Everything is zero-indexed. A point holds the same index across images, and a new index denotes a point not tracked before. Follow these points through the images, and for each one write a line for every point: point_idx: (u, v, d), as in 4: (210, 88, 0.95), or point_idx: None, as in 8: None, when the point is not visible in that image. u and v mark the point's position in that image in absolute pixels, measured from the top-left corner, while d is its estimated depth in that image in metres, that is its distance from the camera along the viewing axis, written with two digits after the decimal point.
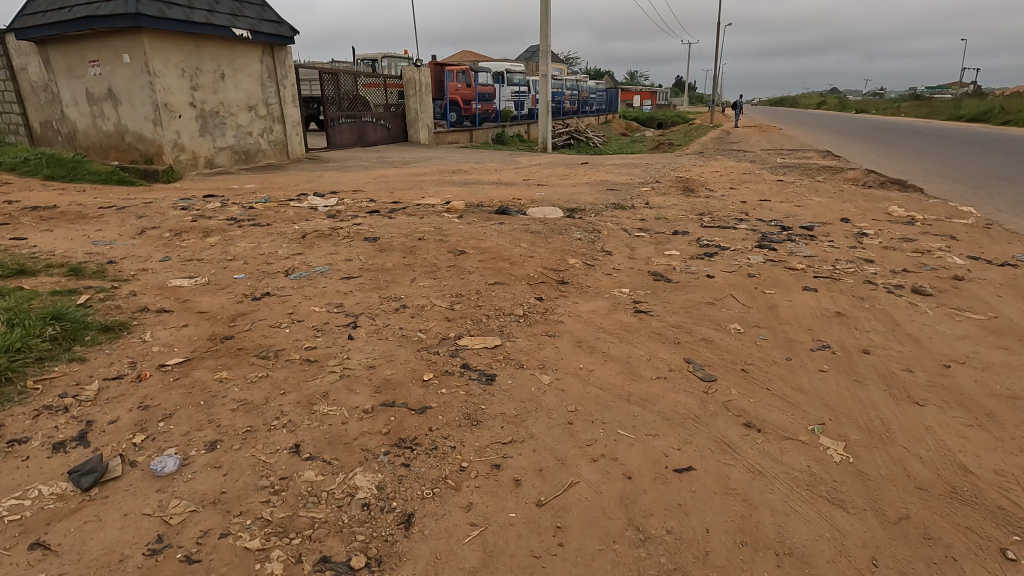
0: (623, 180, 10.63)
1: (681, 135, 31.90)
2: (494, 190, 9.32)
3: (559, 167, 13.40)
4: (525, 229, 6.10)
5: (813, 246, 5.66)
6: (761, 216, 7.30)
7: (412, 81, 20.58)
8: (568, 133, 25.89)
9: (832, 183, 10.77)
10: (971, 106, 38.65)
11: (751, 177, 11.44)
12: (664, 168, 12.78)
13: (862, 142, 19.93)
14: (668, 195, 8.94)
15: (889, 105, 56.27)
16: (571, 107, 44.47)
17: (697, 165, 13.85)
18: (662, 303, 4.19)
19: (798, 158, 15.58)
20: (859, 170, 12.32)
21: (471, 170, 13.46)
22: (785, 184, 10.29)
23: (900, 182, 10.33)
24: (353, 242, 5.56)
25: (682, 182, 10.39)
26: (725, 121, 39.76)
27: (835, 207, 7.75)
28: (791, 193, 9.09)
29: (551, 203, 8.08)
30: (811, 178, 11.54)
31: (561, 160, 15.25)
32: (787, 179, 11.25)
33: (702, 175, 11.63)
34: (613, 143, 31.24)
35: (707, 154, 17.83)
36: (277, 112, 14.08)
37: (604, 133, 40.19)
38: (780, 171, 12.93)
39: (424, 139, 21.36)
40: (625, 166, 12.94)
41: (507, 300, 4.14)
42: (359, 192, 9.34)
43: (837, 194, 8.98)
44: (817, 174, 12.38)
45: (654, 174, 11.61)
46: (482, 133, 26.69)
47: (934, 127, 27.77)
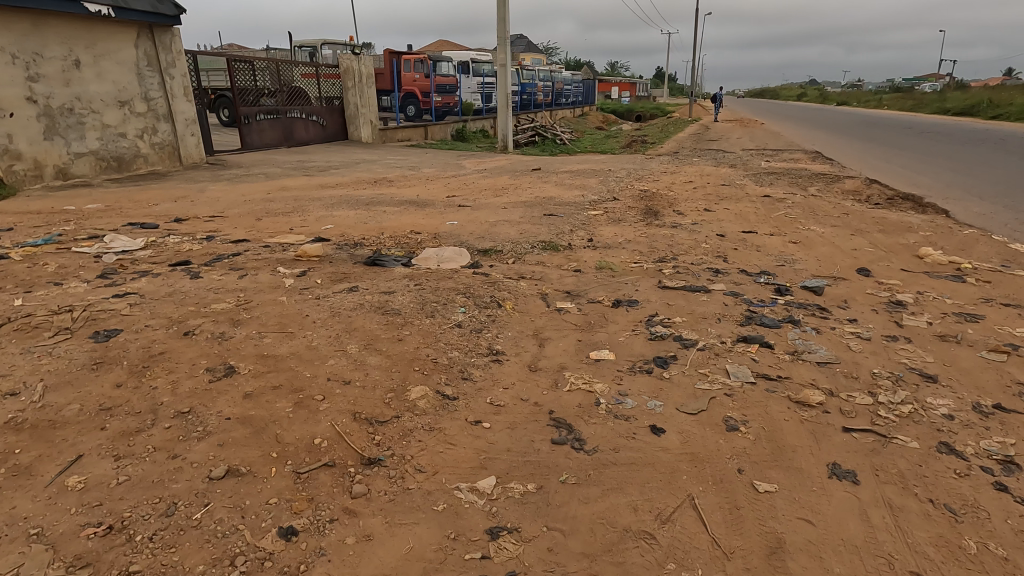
0: (570, 197, 8.40)
1: (657, 130, 29.76)
2: (396, 217, 7.05)
3: (504, 176, 11.14)
4: (380, 304, 3.89)
5: (829, 338, 3.54)
6: (742, 263, 5.18)
7: (350, 71, 18.08)
8: (533, 129, 23.58)
9: (830, 200, 8.71)
10: (960, 98, 37.14)
11: (730, 191, 9.31)
12: (629, 177, 10.60)
13: (854, 141, 18.02)
14: (622, 223, 6.77)
15: (872, 98, 54.84)
16: (544, 99, 42.07)
17: (668, 172, 11.67)
18: (547, 534, 2.04)
19: (785, 162, 13.49)
20: (859, 180, 10.30)
21: (397, 179, 11.14)
22: (773, 203, 8.18)
23: (915, 200, 8.29)
24: (64, 343, 3.28)
25: (646, 201, 8.24)
26: (705, 115, 37.71)
27: (843, 248, 5.67)
28: (781, 218, 6.98)
29: (458, 242, 5.86)
30: (804, 192, 9.49)
31: (512, 166, 12.99)
32: (774, 194, 9.17)
33: (671, 188, 9.49)
34: (586, 139, 29.04)
35: (682, 155, 15.71)
36: (163, 109, 11.61)
37: (579, 128, 37.84)
38: (765, 181, 10.84)
39: (367, 138, 18.91)
40: (581, 176, 10.71)
41: (211, 546, 1.92)
42: (212, 220, 6.99)
43: (841, 220, 6.90)
44: (809, 185, 10.33)
45: (612, 187, 9.41)
46: (439, 129, 24.27)
47: (925, 122, 26.06)
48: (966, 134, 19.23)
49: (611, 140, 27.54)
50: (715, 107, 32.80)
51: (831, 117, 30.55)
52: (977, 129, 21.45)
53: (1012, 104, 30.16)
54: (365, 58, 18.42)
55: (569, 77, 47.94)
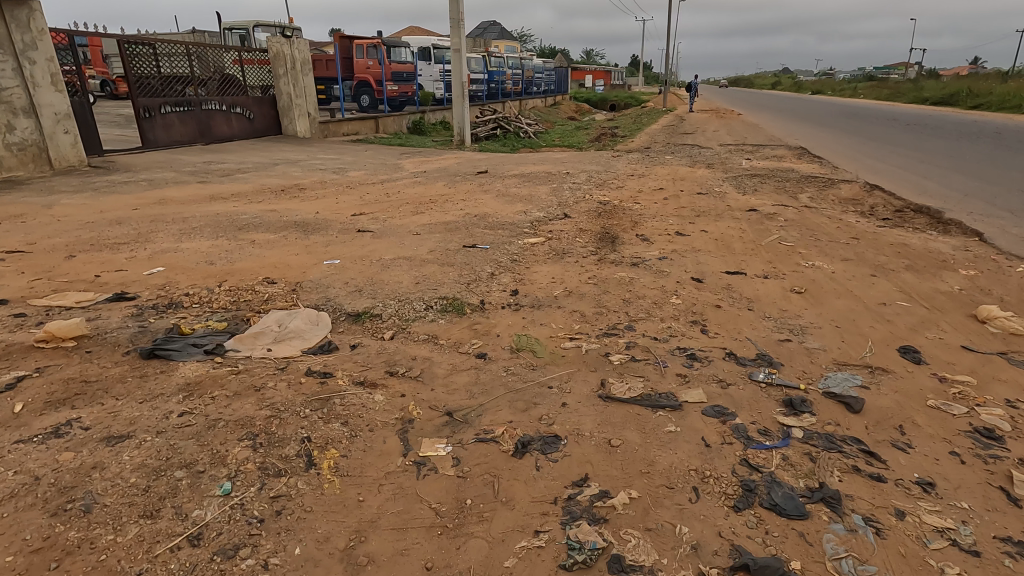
0: (508, 216, 6.64)
1: (630, 121, 28.17)
2: (263, 251, 5.21)
3: (442, 182, 9.35)
4: (72, 480, 2.09)
5: (902, 553, 1.87)
6: (729, 336, 3.50)
7: (280, 56, 16.00)
8: (495, 121, 21.68)
9: (827, 213, 7.13)
10: (937, 87, 36.33)
11: (708, 201, 7.66)
12: (588, 184, 8.88)
13: (839, 134, 16.59)
14: (565, 258, 5.06)
15: (847, 87, 54.01)
16: (513, 88, 40.06)
17: (635, 174, 10.01)
18: None
19: (768, 161, 11.93)
20: (856, 186, 8.77)
21: (313, 186, 9.25)
22: (761, 219, 6.55)
23: (931, 216, 6.79)
24: None
25: (602, 220, 6.54)
26: (679, 104, 36.22)
27: (867, 301, 4.06)
28: (774, 247, 5.35)
29: (324, 298, 4.08)
30: (795, 201, 7.97)
31: (457, 168, 11.19)
32: (760, 204, 7.56)
33: (635, 199, 7.82)
34: (554, 131, 27.27)
35: (654, 152, 14.08)
36: (24, 101, 9.49)
37: (549, 118, 36.04)
38: (748, 185, 9.25)
39: (303, 132, 16.87)
40: (531, 182, 8.96)
41: None
42: (3, 259, 5.06)
43: (850, 247, 5.31)
44: (799, 192, 8.76)
45: (564, 199, 7.68)
46: (393, 122, 22.22)
47: (907, 112, 24.91)
48: (955, 126, 18.01)
49: (581, 132, 25.78)
50: (690, 97, 31.30)
51: (810, 107, 29.28)
52: (963, 120, 20.39)
53: (992, 94, 29.24)
54: (299, 42, 16.30)
55: (540, 64, 45.87)
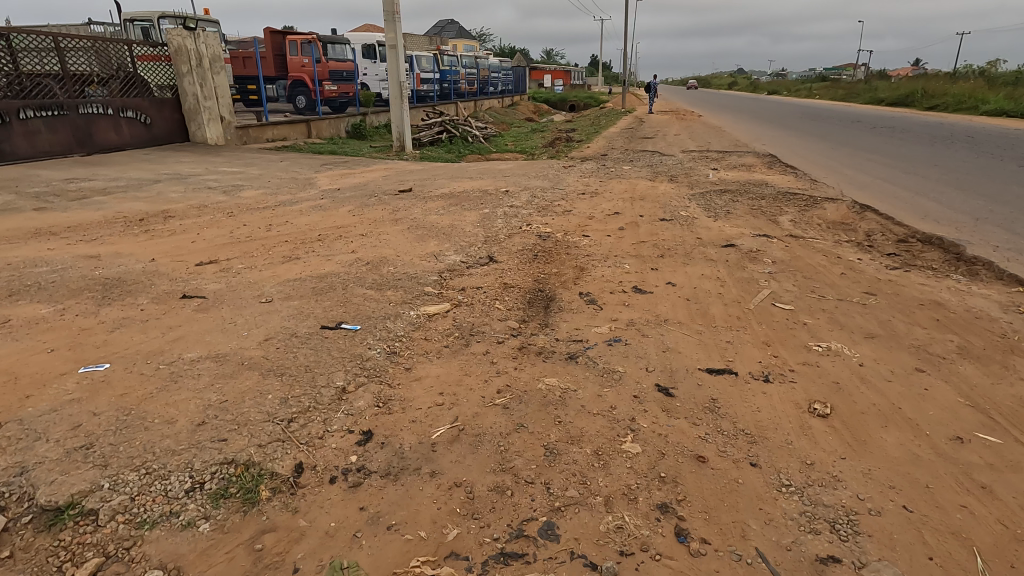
0: (412, 262, 4.96)
1: (587, 124, 26.83)
2: (3, 344, 3.36)
3: (351, 204, 7.60)
4: None
5: None
6: (726, 551, 1.92)
7: (182, 51, 13.84)
8: (441, 124, 19.92)
9: (819, 248, 5.72)
10: (890, 88, 36.41)
11: (672, 231, 6.16)
12: (528, 207, 7.27)
13: (807, 138, 15.55)
14: (472, 344, 3.41)
15: (802, 88, 54.34)
16: (467, 87, 38.25)
17: (586, 192, 8.47)
18: None
19: (737, 172, 10.62)
20: (844, 207, 7.46)
21: (186, 213, 7.36)
22: (741, 260, 5.08)
23: (947, 253, 5.47)
24: None
25: (536, 268, 4.93)
26: (639, 105, 35.15)
27: (932, 431, 2.56)
28: (768, 317, 3.83)
29: (15, 466, 2.29)
30: (775, 229, 6.58)
31: (380, 184, 9.45)
32: (736, 234, 6.12)
33: (584, 230, 6.26)
34: (509, 134, 25.72)
35: (611, 160, 12.66)
36: None
37: (503, 119, 34.44)
38: (717, 204, 7.85)
39: (215, 138, 14.74)
40: (459, 205, 7.31)
41: None
42: None
43: (870, 313, 3.86)
44: (777, 214, 7.40)
45: (493, 233, 6.04)
46: (329, 128, 20.21)
47: (868, 114, 24.36)
48: (922, 128, 17.26)
49: (536, 136, 24.28)
50: (649, 99, 30.25)
51: (771, 109, 28.57)
52: (926, 122, 19.78)
53: (946, 95, 29.12)
54: (206, 36, 14.15)
55: (496, 63, 44.21)
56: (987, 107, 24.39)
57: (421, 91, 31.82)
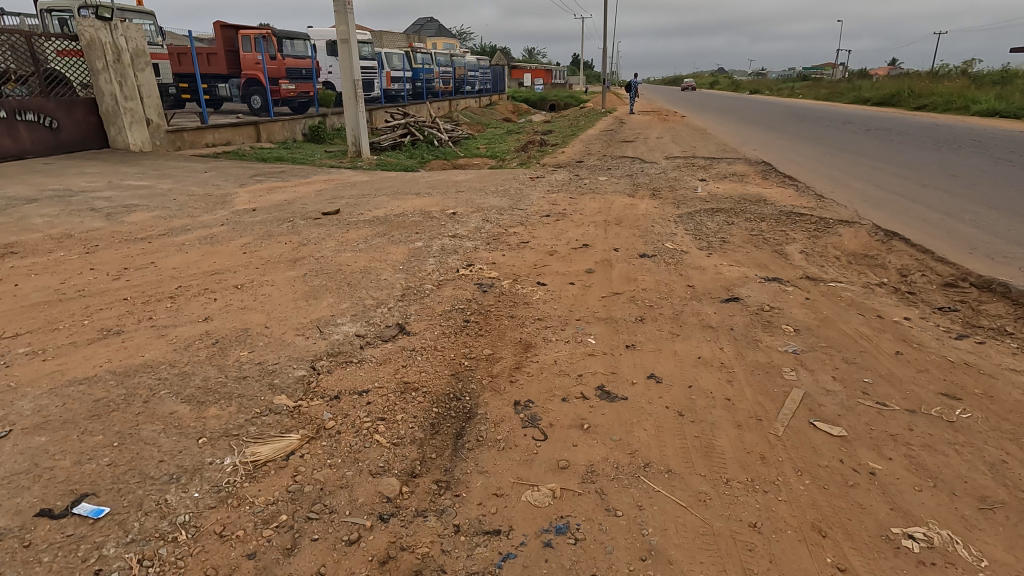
0: (282, 338, 3.44)
1: (565, 125, 25.38)
2: None
3: (254, 234, 6.05)
4: None
5: None
6: None
7: (95, 44, 12.10)
8: (405, 127, 18.32)
9: (849, 300, 4.34)
10: (875, 87, 35.66)
11: (655, 275, 4.72)
12: (474, 238, 5.79)
13: (799, 141, 14.29)
14: (303, 549, 1.91)
15: (785, 87, 53.63)
16: (443, 86, 36.54)
17: (550, 213, 7.01)
18: None
19: (728, 184, 9.27)
20: (864, 234, 6.12)
21: (37, 247, 5.77)
22: (751, 329, 3.65)
23: (1019, 309, 4.12)
24: None
25: (461, 346, 3.44)
26: (620, 105, 33.86)
27: None
28: (809, 457, 2.38)
29: None
30: (785, 267, 5.19)
31: (308, 203, 7.89)
32: (737, 278, 4.70)
33: (540, 273, 4.79)
34: (482, 136, 24.23)
35: (586, 169, 11.28)
36: None
37: (479, 120, 32.83)
38: (709, 230, 6.45)
39: (137, 144, 13.01)
40: (389, 235, 5.82)
41: None
42: None
43: (965, 446, 2.45)
44: (783, 244, 6.02)
45: (418, 280, 4.53)
46: (284, 129, 18.45)
47: (858, 114, 23.28)
48: (920, 131, 16.12)
49: (512, 138, 22.81)
50: (631, 99, 28.95)
51: (757, 109, 27.45)
52: (920, 123, 18.70)
53: (934, 93, 28.22)
54: (124, 27, 12.40)
55: (474, 61, 42.55)
56: (979, 107, 23.46)
57: (391, 91, 30.09)
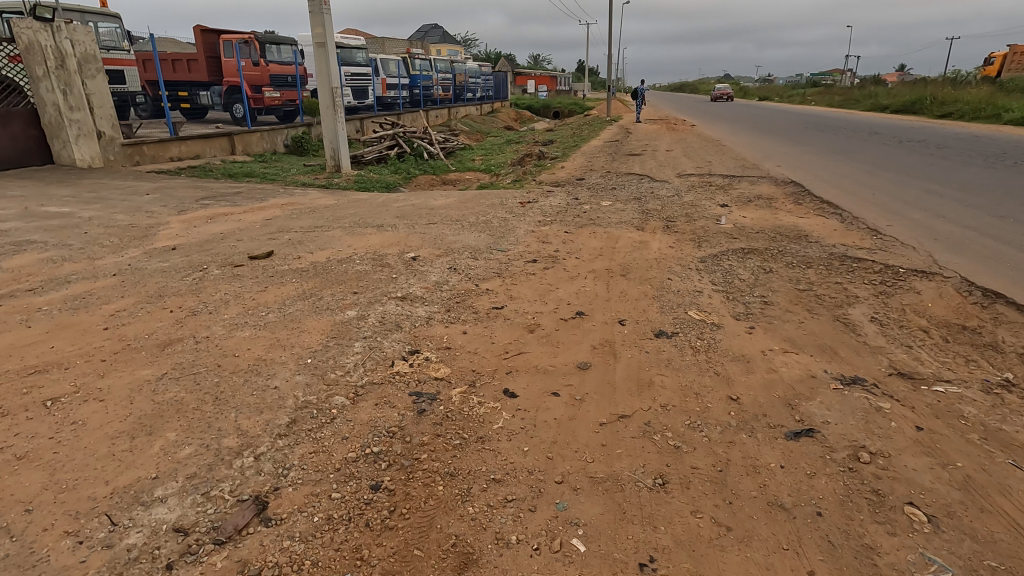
0: (33, 548, 1.95)
1: (568, 135, 23.90)
2: None
3: (143, 290, 4.59)
4: None
5: None
6: None
7: (34, 47, 10.81)
8: (393, 138, 16.92)
9: (983, 426, 2.83)
10: (892, 95, 34.09)
11: (679, 375, 3.22)
12: (429, 302, 4.30)
13: (827, 155, 12.76)
14: None
15: (795, 94, 52.06)
16: (442, 93, 35.18)
17: (537, 258, 5.51)
18: None
19: (755, 212, 7.78)
20: (952, 293, 4.61)
21: None
22: (851, 516, 2.15)
23: None
24: None
25: (348, 564, 1.95)
26: (625, 113, 32.40)
27: None
28: None
29: None
30: (861, 353, 3.68)
31: (245, 240, 6.45)
32: (802, 381, 3.19)
33: (511, 370, 3.29)
34: (479, 147, 22.81)
35: (588, 190, 9.81)
36: None
37: (479, 129, 31.42)
38: (743, 284, 4.95)
39: (85, 159, 11.67)
40: (316, 297, 4.35)
41: None
42: None
43: None
44: (845, 307, 4.50)
45: (326, 387, 3.04)
46: (263, 141, 17.13)
47: (881, 123, 21.70)
48: (959, 142, 14.54)
49: (510, 149, 21.39)
50: (637, 107, 27.49)
51: (771, 118, 25.97)
52: (955, 133, 17.11)
53: (959, 100, 26.63)
54: (69, 28, 11.09)
55: (475, 68, 41.30)
56: (1011, 115, 21.87)
57: (386, 98, 28.76)
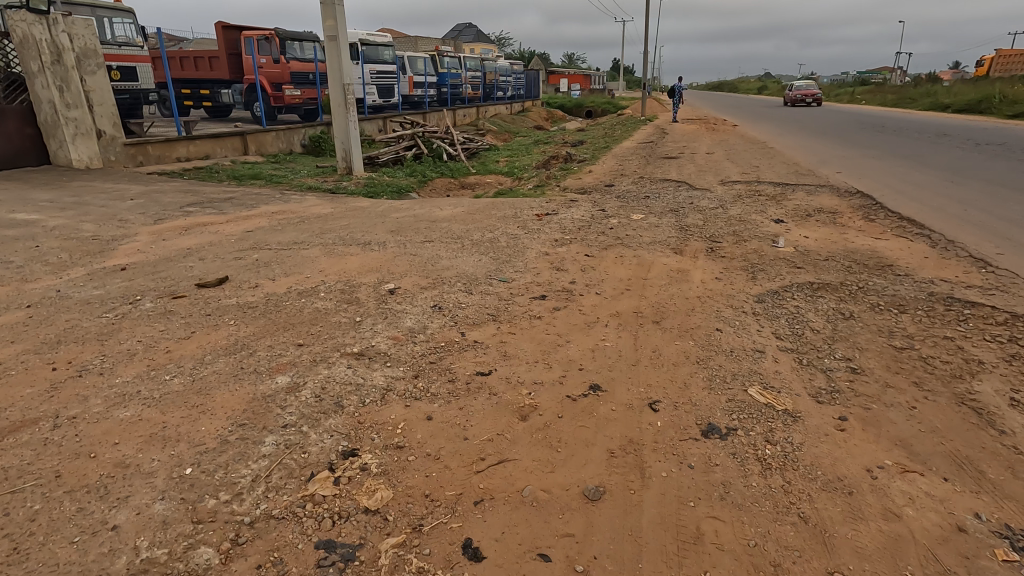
0: None
1: (599, 135, 22.58)
2: None
3: (43, 331, 3.65)
4: None
5: None
6: None
7: (29, 41, 10.22)
8: (411, 138, 15.97)
9: None
10: (955, 94, 31.45)
11: (744, 524, 2.05)
12: (393, 362, 3.21)
13: (895, 160, 11.17)
14: None
15: (844, 92, 49.16)
16: (472, 91, 34.20)
17: (547, 293, 4.36)
18: None
19: (818, 232, 6.46)
20: None
21: None
22: None
23: None
24: None
25: None
26: (661, 112, 30.78)
27: None
28: None
29: None
30: (1023, 475, 2.42)
31: (207, 258, 5.50)
32: (947, 544, 1.98)
33: (483, 497, 2.19)
34: (506, 148, 21.72)
35: (617, 200, 8.61)
36: None
37: (507, 128, 30.33)
38: (818, 339, 3.72)
39: (82, 160, 11.08)
40: (249, 350, 3.32)
41: None
42: None
43: None
44: (969, 382, 3.23)
45: (194, 527, 1.99)
46: (279, 141, 16.44)
47: (948, 123, 19.67)
48: None
49: (537, 150, 20.22)
50: (675, 107, 25.92)
51: (821, 117, 24.05)
52: None
53: None
54: (66, 20, 10.47)
55: (506, 66, 40.21)
56: None
57: (413, 96, 27.90)
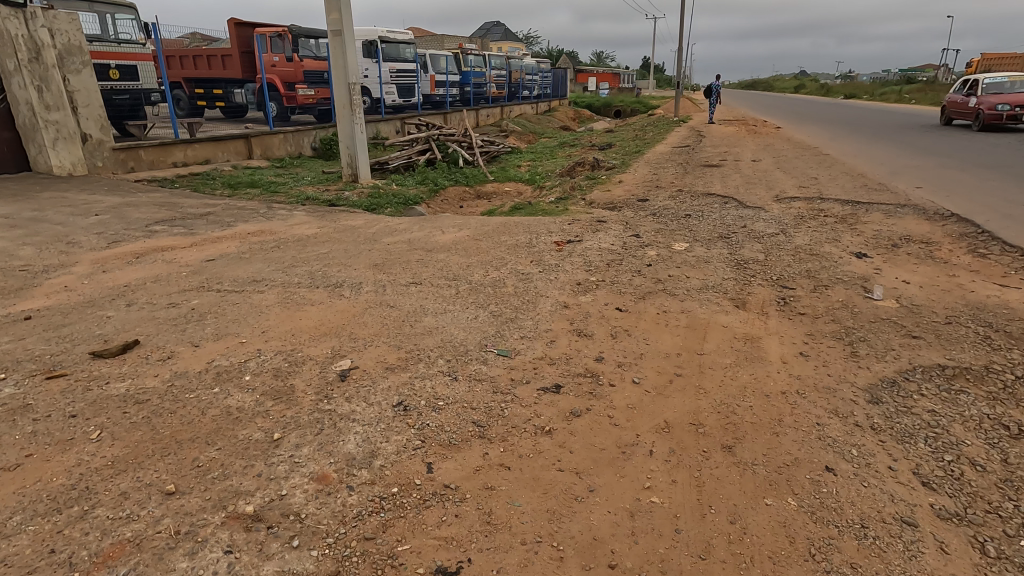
0: None
1: (630, 138, 21.08)
2: None
3: None
4: None
5: None
6: None
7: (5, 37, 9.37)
8: (426, 142, 14.83)
9: None
10: (1020, 93, 28.84)
11: None
12: (304, 538, 1.98)
13: (984, 172, 9.48)
14: None
15: (891, 90, 46.34)
16: (497, 90, 32.84)
17: (562, 382, 3.07)
18: None
19: (917, 274, 5.02)
20: None
21: None
22: None
23: None
24: None
25: None
26: (696, 113, 29.03)
27: None
28: None
29: None
30: None
31: (137, 304, 4.38)
32: None
33: None
34: (530, 151, 20.40)
35: (654, 221, 7.26)
36: None
37: (533, 129, 29.00)
38: (991, 490, 2.35)
39: (64, 166, 10.22)
40: (89, 501, 2.12)
41: None
42: None
43: None
44: None
45: None
46: (287, 144, 15.45)
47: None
48: None
49: (564, 154, 18.88)
50: (712, 108, 24.22)
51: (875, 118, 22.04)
52: None
53: None
54: (47, 15, 9.61)
55: (534, 64, 38.94)
56: None
57: (435, 96, 26.78)
